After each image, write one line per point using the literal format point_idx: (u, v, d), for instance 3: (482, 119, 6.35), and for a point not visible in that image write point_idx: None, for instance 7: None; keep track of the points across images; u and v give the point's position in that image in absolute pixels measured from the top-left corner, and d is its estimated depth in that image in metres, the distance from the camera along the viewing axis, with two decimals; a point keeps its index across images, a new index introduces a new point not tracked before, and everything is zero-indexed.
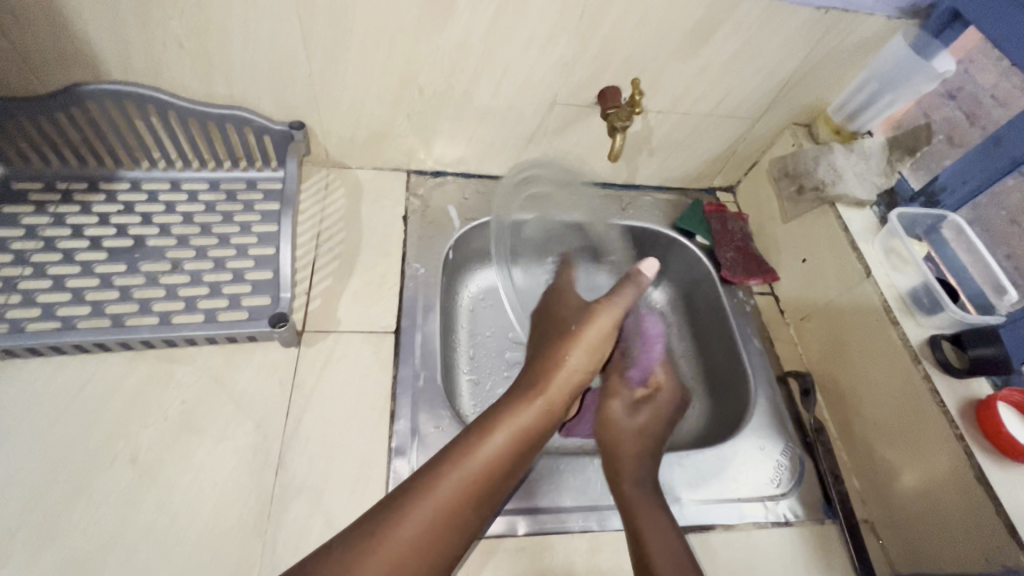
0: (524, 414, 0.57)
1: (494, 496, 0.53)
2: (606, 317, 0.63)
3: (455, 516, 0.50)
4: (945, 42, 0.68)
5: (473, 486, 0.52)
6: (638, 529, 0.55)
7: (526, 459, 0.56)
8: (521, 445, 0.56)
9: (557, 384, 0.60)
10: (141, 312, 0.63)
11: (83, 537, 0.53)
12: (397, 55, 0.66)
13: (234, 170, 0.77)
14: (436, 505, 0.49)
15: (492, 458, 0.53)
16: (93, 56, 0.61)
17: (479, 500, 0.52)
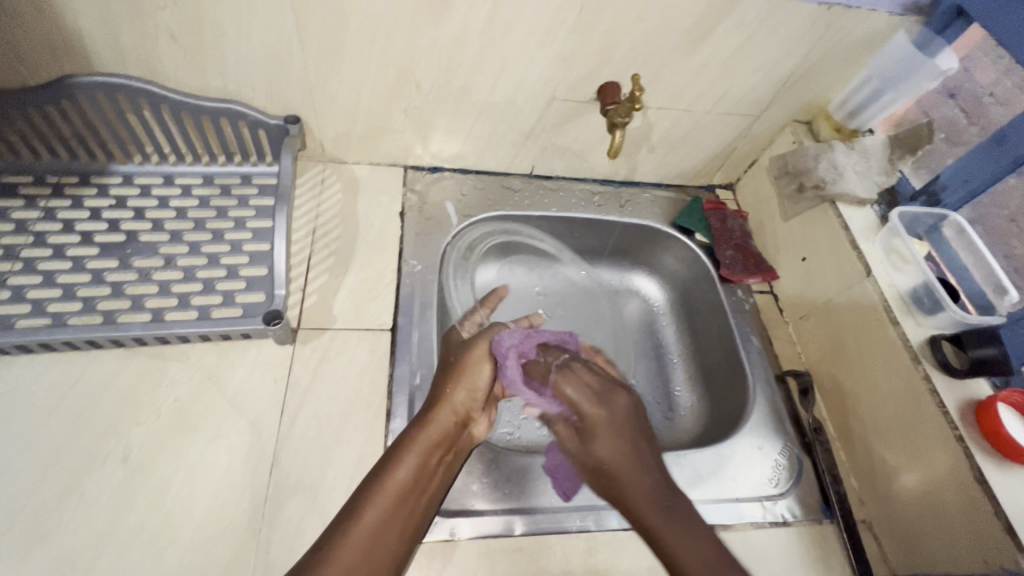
0: (428, 432, 0.56)
1: (419, 515, 0.53)
2: (480, 348, 0.65)
3: (385, 541, 0.49)
4: (949, 38, 0.68)
5: (395, 511, 0.51)
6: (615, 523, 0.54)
7: (440, 475, 0.57)
8: (432, 460, 0.56)
9: (450, 404, 0.60)
10: (133, 308, 0.62)
11: (74, 537, 0.52)
12: (394, 47, 0.65)
13: (228, 164, 0.76)
14: (364, 537, 0.48)
15: (406, 480, 0.53)
16: (83, 47, 0.60)
17: (408, 516, 0.52)
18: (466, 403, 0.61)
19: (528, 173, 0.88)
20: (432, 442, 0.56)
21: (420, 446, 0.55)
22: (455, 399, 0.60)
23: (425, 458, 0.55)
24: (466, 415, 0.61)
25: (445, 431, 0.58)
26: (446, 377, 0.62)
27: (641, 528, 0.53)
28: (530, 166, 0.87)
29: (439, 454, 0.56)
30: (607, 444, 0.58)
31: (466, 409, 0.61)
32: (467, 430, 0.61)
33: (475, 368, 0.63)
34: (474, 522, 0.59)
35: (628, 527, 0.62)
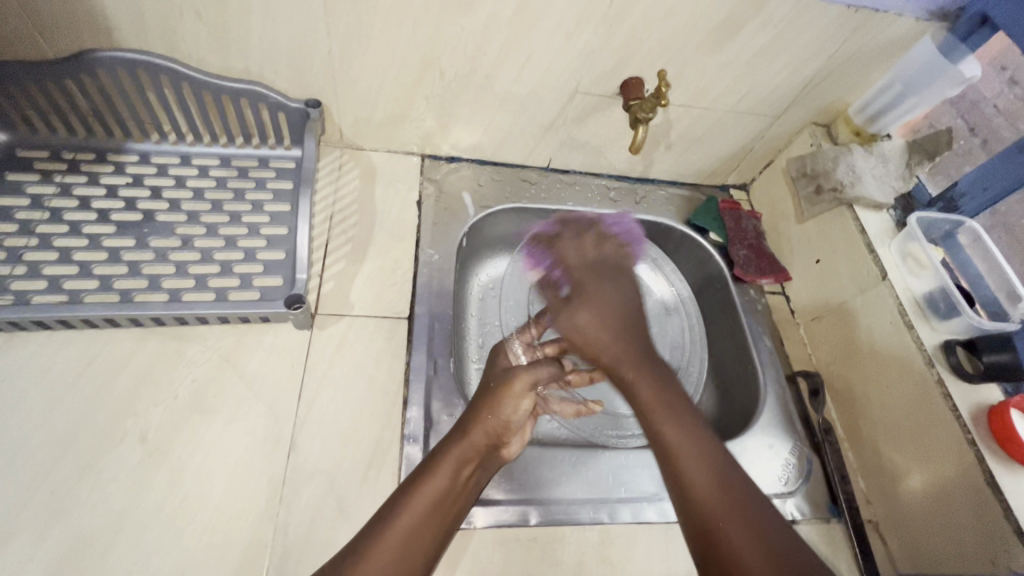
0: (465, 444, 0.55)
1: (444, 528, 0.52)
2: (520, 381, 0.60)
3: (414, 551, 0.49)
4: (972, 46, 0.68)
5: (423, 522, 0.50)
6: (663, 446, 0.52)
7: (469, 487, 0.55)
8: (462, 474, 0.54)
9: (487, 421, 0.57)
10: (150, 288, 0.62)
11: (91, 516, 0.52)
12: (420, 34, 0.64)
13: (246, 146, 0.75)
14: (398, 541, 0.49)
15: (439, 489, 0.52)
16: (107, 21, 0.59)
17: (435, 533, 0.51)
18: (500, 427, 0.58)
19: (545, 166, 0.88)
20: (462, 457, 0.55)
21: (452, 458, 0.54)
22: (489, 421, 0.57)
23: (457, 469, 0.54)
24: (498, 436, 0.58)
25: (476, 447, 0.56)
26: (485, 397, 0.60)
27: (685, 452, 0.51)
28: (548, 159, 0.87)
29: (471, 468, 0.55)
30: (591, 314, 0.60)
31: (499, 431, 0.58)
32: (497, 450, 0.58)
33: (504, 403, 0.58)
34: (490, 511, 0.59)
35: (641, 520, 0.62)
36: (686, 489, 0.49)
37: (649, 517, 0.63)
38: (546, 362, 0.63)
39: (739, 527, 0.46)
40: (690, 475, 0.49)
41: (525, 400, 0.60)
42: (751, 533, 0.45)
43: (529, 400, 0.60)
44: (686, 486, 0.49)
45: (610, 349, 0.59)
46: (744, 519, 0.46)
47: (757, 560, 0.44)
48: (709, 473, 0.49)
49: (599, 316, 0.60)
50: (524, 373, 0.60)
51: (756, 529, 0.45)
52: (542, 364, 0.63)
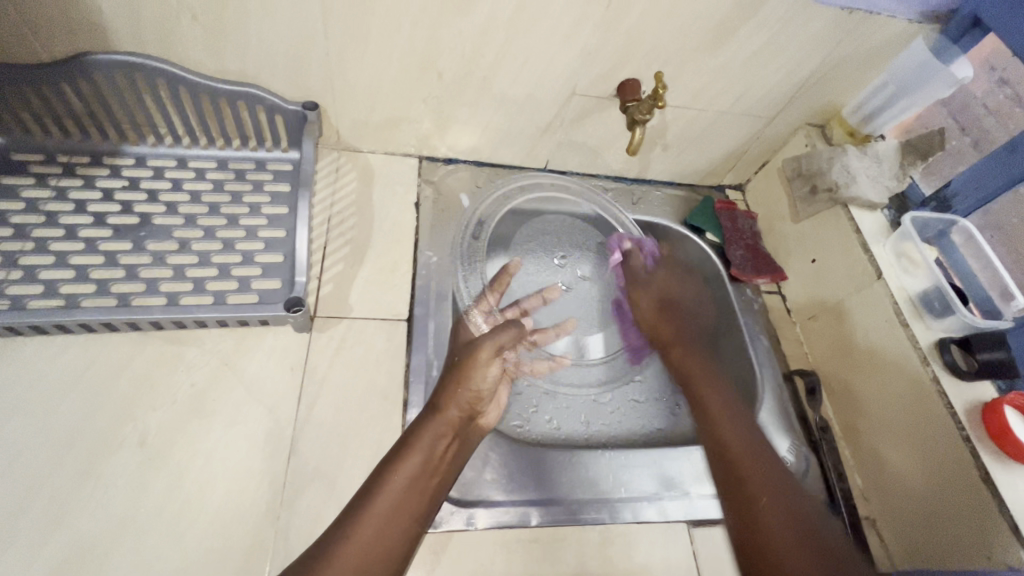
0: (443, 420, 0.59)
1: (432, 499, 0.56)
2: (484, 351, 0.63)
3: (398, 520, 0.53)
4: (965, 48, 0.69)
5: (407, 494, 0.54)
6: (705, 407, 0.70)
7: (450, 459, 0.58)
8: (440, 447, 0.57)
9: (458, 395, 0.61)
10: (147, 292, 0.61)
11: (90, 521, 0.51)
12: (418, 37, 0.64)
13: (243, 149, 0.75)
14: (385, 510, 0.52)
15: (417, 466, 0.55)
16: (102, 24, 0.58)
17: (418, 505, 0.54)
18: (472, 398, 0.62)
19: (543, 168, 0.89)
20: (440, 430, 0.58)
21: (429, 435, 0.57)
22: (461, 392, 0.61)
23: (435, 443, 0.57)
24: (471, 408, 0.62)
25: (452, 422, 0.59)
26: (454, 369, 0.62)
27: (722, 421, 0.67)
28: (545, 160, 0.87)
29: (451, 440, 0.59)
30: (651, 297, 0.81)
31: (471, 402, 0.62)
32: (474, 420, 0.62)
33: (474, 371, 0.62)
34: (490, 513, 0.59)
35: (641, 520, 0.62)
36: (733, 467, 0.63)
37: (649, 517, 0.63)
38: (507, 327, 0.67)
39: (774, 504, 0.60)
40: (724, 433, 0.66)
41: (491, 366, 0.64)
42: (779, 500, 0.60)
43: (495, 366, 0.64)
44: (736, 470, 0.63)
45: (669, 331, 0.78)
46: (775, 484, 0.61)
47: (776, 515, 0.59)
48: (752, 456, 0.63)
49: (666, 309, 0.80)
50: (489, 340, 0.64)
51: (784, 503, 0.59)
52: (503, 330, 0.67)
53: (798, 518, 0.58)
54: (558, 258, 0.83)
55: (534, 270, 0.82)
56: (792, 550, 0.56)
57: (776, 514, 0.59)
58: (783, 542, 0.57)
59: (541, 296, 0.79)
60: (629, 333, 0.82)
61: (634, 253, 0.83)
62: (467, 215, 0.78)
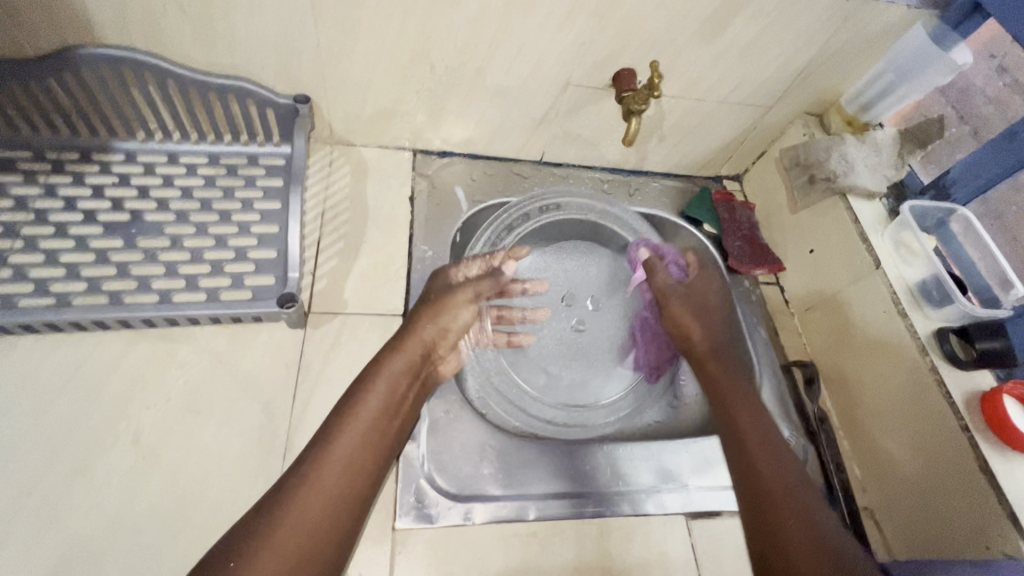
0: (401, 359, 0.60)
1: (393, 437, 0.57)
2: (461, 293, 0.66)
3: (359, 464, 0.53)
4: (964, 33, 0.68)
5: (366, 436, 0.54)
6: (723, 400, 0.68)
7: (410, 399, 0.60)
8: (401, 387, 0.59)
9: (423, 333, 0.62)
10: (139, 290, 0.61)
11: (84, 521, 0.51)
12: (410, 28, 0.63)
13: (234, 144, 0.74)
14: (345, 452, 0.53)
15: (378, 406, 0.56)
16: (87, 18, 0.57)
17: (377, 445, 0.55)
18: (435, 337, 0.64)
19: (539, 160, 0.88)
20: (400, 372, 0.59)
21: (390, 372, 0.58)
22: (427, 330, 0.63)
23: (394, 383, 0.58)
24: (432, 346, 0.64)
25: (414, 360, 0.61)
26: (423, 312, 0.64)
27: (744, 417, 0.66)
28: (541, 152, 0.86)
29: (410, 379, 0.60)
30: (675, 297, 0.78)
31: (434, 340, 0.64)
32: (434, 357, 0.64)
33: (445, 313, 0.65)
34: (488, 507, 0.59)
35: (639, 513, 0.62)
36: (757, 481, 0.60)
37: (646, 509, 0.63)
38: (485, 278, 0.70)
39: (796, 523, 0.56)
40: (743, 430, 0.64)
41: (466, 309, 0.67)
42: (790, 505, 0.57)
43: (466, 309, 0.67)
44: (757, 475, 0.61)
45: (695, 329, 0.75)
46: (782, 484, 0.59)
47: (788, 517, 0.56)
48: (771, 466, 0.61)
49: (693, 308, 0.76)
50: (471, 285, 0.67)
51: (795, 508, 0.57)
52: (484, 279, 0.70)
53: (811, 525, 0.55)
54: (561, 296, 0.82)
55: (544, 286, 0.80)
56: (802, 548, 0.54)
57: (799, 533, 0.55)
58: (800, 545, 0.54)
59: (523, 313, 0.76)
60: (648, 351, 0.80)
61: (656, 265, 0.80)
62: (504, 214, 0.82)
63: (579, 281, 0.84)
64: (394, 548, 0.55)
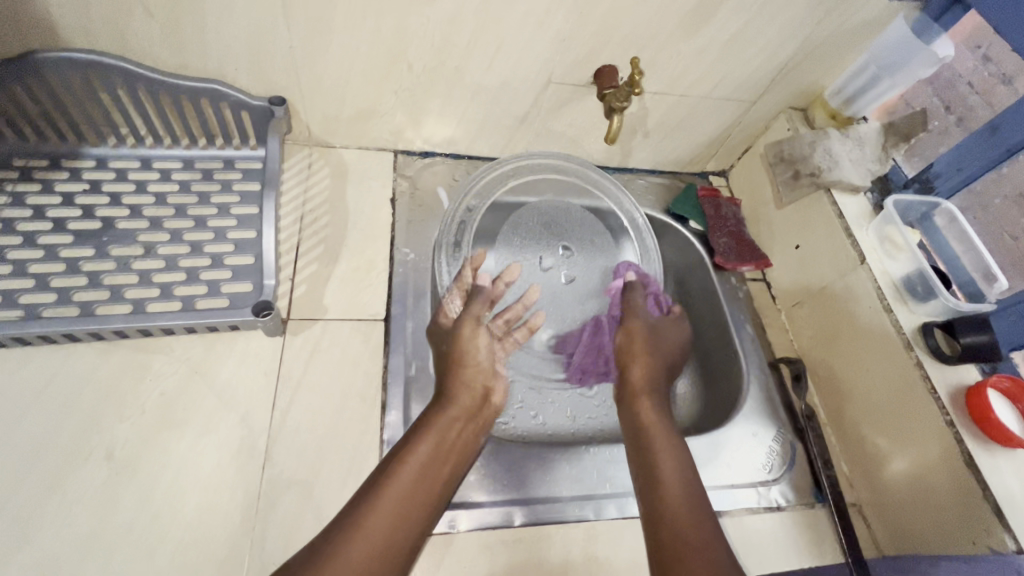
0: (454, 406, 0.60)
1: (445, 483, 0.56)
2: (472, 325, 0.67)
3: (413, 507, 0.52)
4: (944, 26, 0.68)
5: (424, 476, 0.54)
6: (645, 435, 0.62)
7: (463, 443, 0.60)
8: (455, 430, 0.59)
9: (463, 374, 0.64)
10: (112, 300, 0.59)
11: (56, 540, 0.50)
12: (385, 26, 0.62)
13: (209, 147, 0.72)
14: (399, 495, 0.51)
15: (433, 449, 0.55)
16: (50, 21, 0.55)
17: (431, 488, 0.54)
18: (479, 378, 0.65)
19: None
20: (455, 414, 0.60)
21: (448, 416, 0.59)
22: (468, 373, 0.64)
23: (448, 430, 0.58)
24: (481, 388, 0.65)
25: (466, 404, 0.61)
26: (452, 356, 0.65)
27: (665, 455, 0.59)
28: (524, 151, 0.85)
29: (462, 424, 0.60)
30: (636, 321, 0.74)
31: (478, 379, 0.65)
32: (486, 400, 0.65)
33: (472, 348, 0.66)
34: (472, 513, 0.58)
35: (626, 516, 0.62)
36: (658, 484, 0.57)
37: (634, 512, 0.62)
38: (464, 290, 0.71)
39: (693, 549, 0.50)
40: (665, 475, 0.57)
41: (479, 338, 0.67)
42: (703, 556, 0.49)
43: (485, 343, 0.68)
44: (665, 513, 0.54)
45: (636, 366, 0.70)
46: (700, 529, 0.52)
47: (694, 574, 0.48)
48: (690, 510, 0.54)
49: (646, 336, 0.73)
50: (473, 321, 0.68)
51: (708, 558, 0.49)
52: (476, 301, 0.70)
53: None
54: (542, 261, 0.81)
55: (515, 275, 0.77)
56: None
57: (694, 539, 0.51)
58: None
59: (524, 304, 0.76)
60: (585, 355, 0.77)
61: (637, 289, 0.78)
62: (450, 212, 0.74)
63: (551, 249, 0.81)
64: None
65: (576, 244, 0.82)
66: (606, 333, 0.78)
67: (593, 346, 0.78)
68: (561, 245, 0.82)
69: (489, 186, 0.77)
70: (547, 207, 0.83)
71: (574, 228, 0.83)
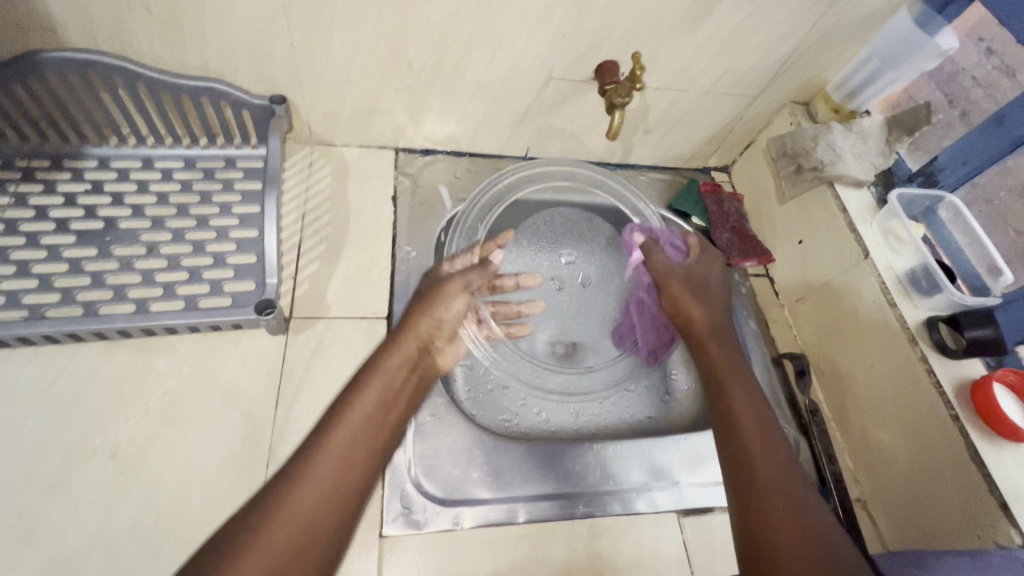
0: (399, 355, 0.60)
1: (389, 431, 0.56)
2: (451, 284, 0.66)
3: (354, 459, 0.52)
4: (949, 17, 0.67)
5: (364, 428, 0.54)
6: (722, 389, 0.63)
7: (408, 393, 0.60)
8: (398, 382, 0.59)
9: (420, 327, 0.63)
10: (115, 300, 0.59)
11: (63, 538, 0.50)
12: (385, 23, 0.61)
13: (211, 147, 0.72)
14: (343, 445, 0.52)
15: (374, 400, 0.56)
16: (50, 21, 0.55)
17: (375, 442, 0.54)
18: (433, 329, 0.64)
19: (524, 156, 0.87)
20: (400, 364, 0.59)
21: (389, 366, 0.59)
22: (424, 323, 0.63)
23: (391, 379, 0.58)
24: (430, 340, 0.64)
25: (410, 354, 0.61)
26: (414, 310, 0.64)
27: (747, 417, 0.59)
28: (525, 148, 0.85)
29: (406, 374, 0.60)
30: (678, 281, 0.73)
31: (431, 333, 0.64)
32: (432, 355, 0.64)
33: (440, 303, 0.65)
34: (476, 511, 0.58)
35: (630, 512, 0.62)
36: (744, 455, 0.56)
37: (638, 508, 0.62)
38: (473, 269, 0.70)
39: (781, 507, 0.51)
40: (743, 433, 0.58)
41: (456, 299, 0.66)
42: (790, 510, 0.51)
43: (461, 301, 0.67)
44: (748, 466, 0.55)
45: (696, 312, 0.70)
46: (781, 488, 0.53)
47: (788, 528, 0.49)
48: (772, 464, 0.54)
49: (693, 288, 0.72)
50: (461, 278, 0.68)
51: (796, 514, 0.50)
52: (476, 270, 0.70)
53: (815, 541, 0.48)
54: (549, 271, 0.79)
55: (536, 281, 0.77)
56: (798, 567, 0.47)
57: (781, 500, 0.52)
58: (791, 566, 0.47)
59: (517, 279, 0.76)
60: (648, 334, 0.76)
61: (653, 247, 0.77)
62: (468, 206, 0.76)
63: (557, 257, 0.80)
64: (382, 554, 0.55)
65: (582, 250, 0.81)
66: (650, 304, 0.77)
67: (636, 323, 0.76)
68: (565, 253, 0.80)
69: (501, 193, 0.78)
70: (550, 218, 0.82)
71: (576, 234, 0.82)
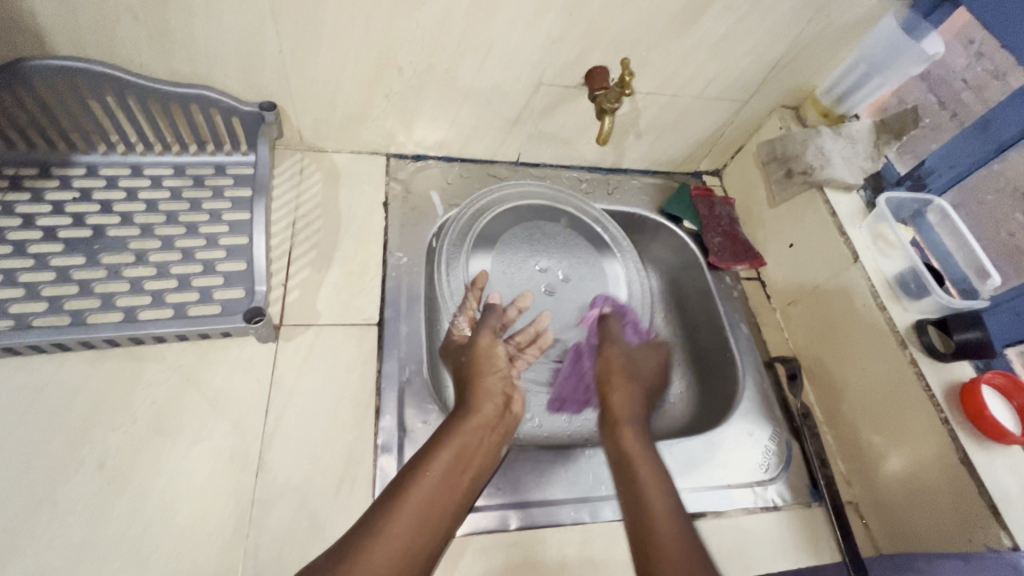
0: (478, 415, 0.60)
1: (465, 489, 0.56)
2: (488, 336, 0.69)
3: (432, 513, 0.52)
4: (933, 23, 0.69)
5: (442, 485, 0.54)
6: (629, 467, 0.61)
7: (484, 455, 0.59)
8: (476, 439, 0.58)
9: (484, 386, 0.64)
10: (102, 308, 0.59)
11: (47, 551, 0.49)
12: (375, 30, 0.62)
13: (200, 153, 0.72)
14: (420, 502, 0.52)
15: (452, 457, 0.55)
16: (38, 29, 0.55)
17: (450, 498, 0.54)
18: (501, 387, 0.65)
19: (515, 161, 0.87)
20: (478, 423, 0.59)
21: (467, 425, 0.58)
22: (490, 382, 0.64)
23: (469, 438, 0.58)
24: (502, 398, 0.64)
25: (487, 415, 0.61)
26: (473, 365, 0.66)
27: (653, 489, 0.58)
28: (516, 153, 0.85)
29: (485, 433, 0.59)
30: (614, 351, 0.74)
31: (498, 389, 0.65)
32: (507, 409, 0.64)
33: (490, 357, 0.67)
34: (467, 517, 0.58)
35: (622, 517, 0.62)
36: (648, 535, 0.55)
37: None
38: (489, 314, 0.72)
39: None
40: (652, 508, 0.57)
41: (496, 349, 0.68)
42: None
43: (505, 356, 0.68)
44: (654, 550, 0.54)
45: (616, 393, 0.70)
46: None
47: None
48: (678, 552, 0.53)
49: (623, 363, 0.73)
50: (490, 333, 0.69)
51: None
52: (491, 317, 0.72)
53: None
54: (533, 268, 0.85)
55: (530, 299, 0.79)
56: None
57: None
58: None
59: (517, 308, 0.78)
60: (567, 383, 0.76)
61: (613, 318, 0.78)
62: (460, 213, 0.78)
63: (537, 258, 0.86)
64: None
65: (552, 255, 0.87)
66: (586, 360, 0.77)
67: (575, 375, 0.76)
68: (537, 262, 0.86)
69: (476, 216, 0.79)
70: (533, 219, 0.86)
71: (547, 241, 0.87)
